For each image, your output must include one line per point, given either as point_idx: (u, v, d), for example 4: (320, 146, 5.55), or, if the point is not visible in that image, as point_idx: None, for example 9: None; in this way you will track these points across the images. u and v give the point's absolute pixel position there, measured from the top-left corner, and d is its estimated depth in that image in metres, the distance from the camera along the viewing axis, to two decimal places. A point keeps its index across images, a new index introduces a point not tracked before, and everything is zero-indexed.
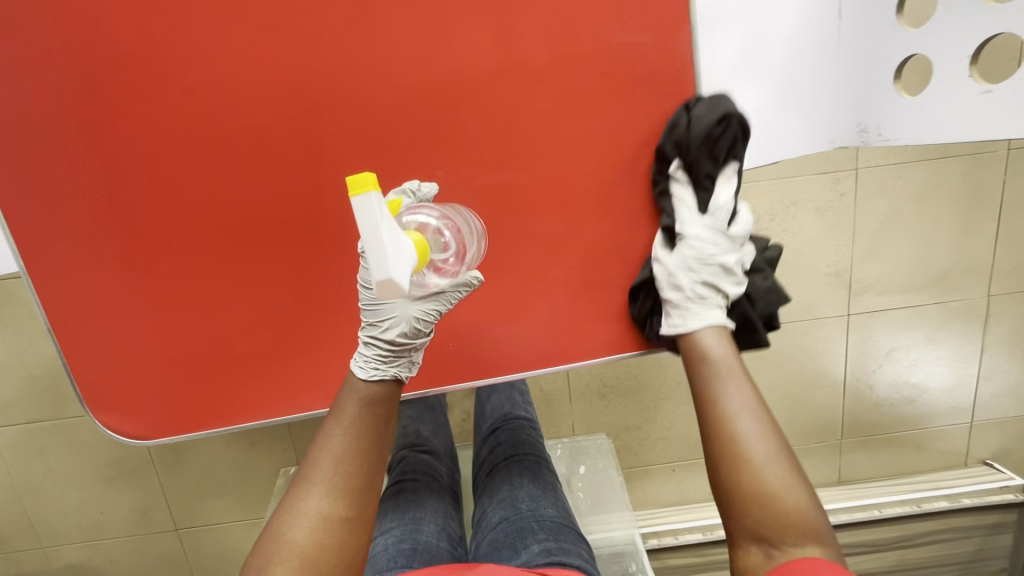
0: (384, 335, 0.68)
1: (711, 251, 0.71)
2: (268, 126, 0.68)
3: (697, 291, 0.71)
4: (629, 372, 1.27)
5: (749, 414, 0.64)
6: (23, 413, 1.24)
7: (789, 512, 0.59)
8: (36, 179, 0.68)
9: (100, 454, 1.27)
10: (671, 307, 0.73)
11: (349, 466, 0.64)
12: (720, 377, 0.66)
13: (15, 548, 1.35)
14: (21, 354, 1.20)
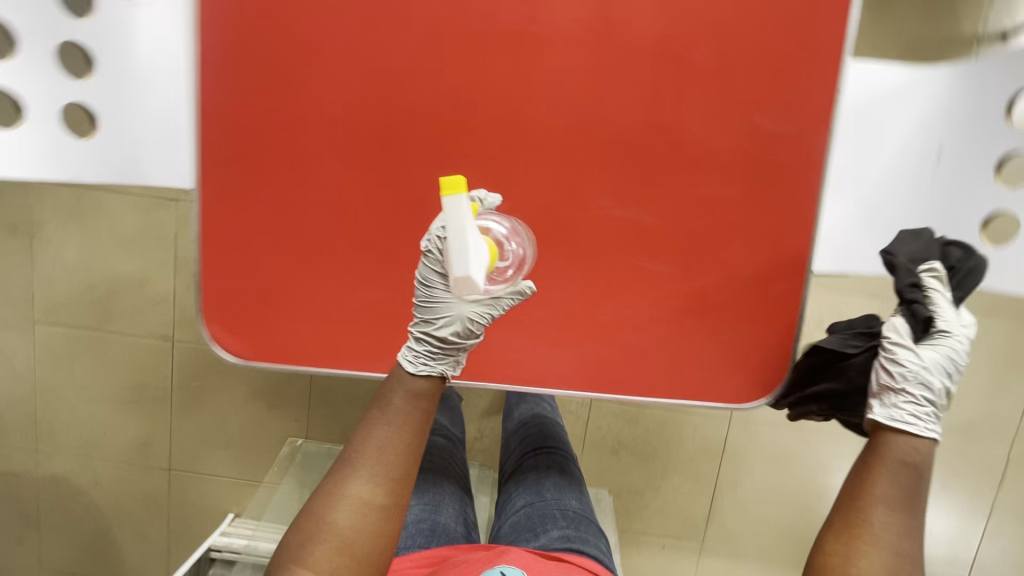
0: (436, 332, 0.68)
1: (958, 359, 0.72)
2: (453, 107, 0.75)
3: (938, 396, 0.70)
4: (645, 436, 1.30)
5: (900, 526, 0.65)
6: (69, 316, 1.28)
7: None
8: (237, 97, 0.75)
9: (125, 374, 1.30)
10: (903, 398, 0.70)
11: (392, 461, 0.67)
12: (886, 486, 0.66)
13: (7, 446, 1.34)
14: (89, 262, 1.25)
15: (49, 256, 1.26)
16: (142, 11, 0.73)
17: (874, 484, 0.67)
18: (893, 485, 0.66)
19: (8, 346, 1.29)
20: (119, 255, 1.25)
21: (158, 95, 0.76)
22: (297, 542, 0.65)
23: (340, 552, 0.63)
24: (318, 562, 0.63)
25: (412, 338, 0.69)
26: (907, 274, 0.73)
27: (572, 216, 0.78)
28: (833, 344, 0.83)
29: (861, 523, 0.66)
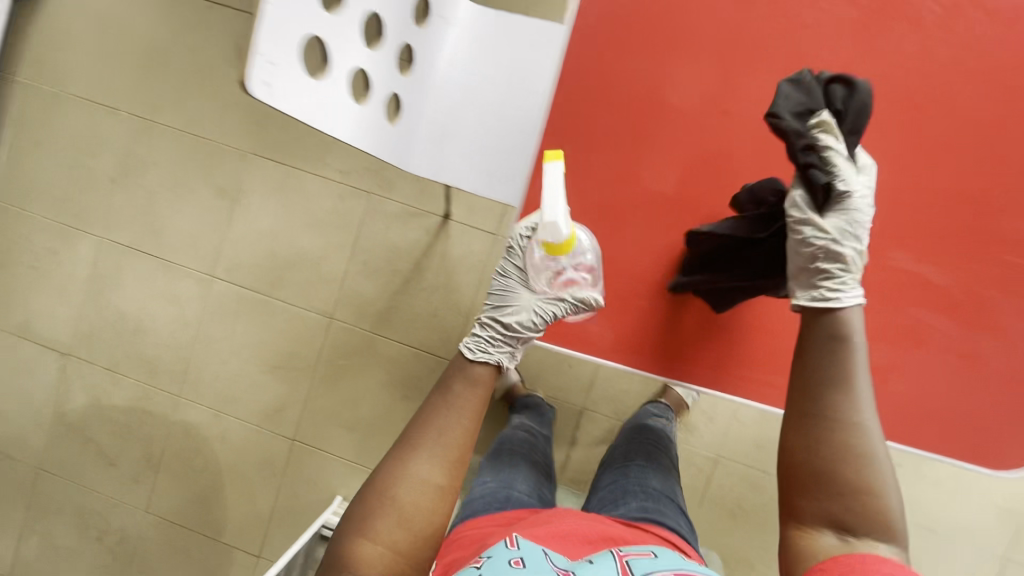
0: (502, 320, 0.79)
1: (863, 213, 0.60)
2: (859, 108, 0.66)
3: (852, 260, 0.60)
4: (767, 506, 1.27)
5: (866, 412, 0.56)
6: (245, 278, 1.39)
7: (879, 513, 0.53)
8: (608, 74, 0.75)
9: (279, 341, 1.38)
10: (824, 276, 0.60)
11: (453, 450, 0.67)
12: (843, 371, 0.57)
13: (154, 386, 1.43)
14: (278, 233, 1.38)
15: (245, 220, 1.39)
16: (450, 34, 0.90)
17: (831, 373, 0.57)
18: (831, 360, 0.57)
19: (185, 293, 1.41)
20: (306, 232, 1.37)
21: (445, 101, 0.91)
22: (358, 515, 0.64)
23: (400, 526, 0.63)
24: (382, 533, 0.62)
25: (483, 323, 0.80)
26: (798, 138, 0.60)
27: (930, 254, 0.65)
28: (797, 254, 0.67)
29: (828, 417, 0.56)
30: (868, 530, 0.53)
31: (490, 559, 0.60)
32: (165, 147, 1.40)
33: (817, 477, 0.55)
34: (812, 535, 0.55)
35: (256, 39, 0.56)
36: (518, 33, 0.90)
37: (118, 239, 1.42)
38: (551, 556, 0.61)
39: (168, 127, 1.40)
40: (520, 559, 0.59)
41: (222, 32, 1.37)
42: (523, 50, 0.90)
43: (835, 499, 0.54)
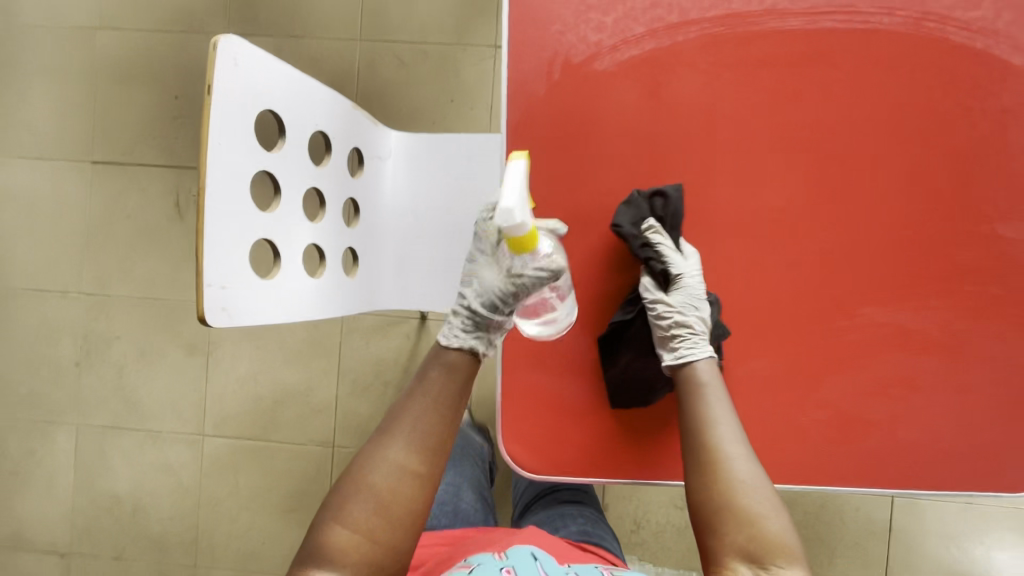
0: (468, 303, 0.66)
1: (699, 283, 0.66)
2: (818, 165, 0.64)
3: (703, 325, 0.64)
4: (809, 519, 1.26)
5: (745, 444, 0.60)
6: (236, 427, 1.35)
7: (776, 540, 0.55)
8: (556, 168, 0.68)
9: (286, 482, 1.34)
10: (676, 340, 0.65)
11: (426, 429, 0.62)
12: (715, 404, 0.61)
13: (168, 562, 1.36)
14: (259, 374, 1.35)
15: (222, 369, 1.35)
16: (388, 166, 0.91)
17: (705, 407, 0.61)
18: (708, 404, 0.61)
19: (177, 459, 1.36)
20: (287, 366, 1.34)
21: (397, 232, 0.92)
22: (333, 506, 0.60)
23: (378, 513, 0.59)
24: (356, 521, 0.58)
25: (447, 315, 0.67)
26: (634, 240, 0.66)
27: (926, 292, 0.63)
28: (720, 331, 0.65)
29: (711, 449, 0.59)
30: (772, 557, 0.55)
31: (481, 564, 0.63)
32: (123, 318, 1.37)
33: (716, 511, 0.57)
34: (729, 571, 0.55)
35: (201, 271, 0.56)
36: (454, 151, 0.92)
37: (96, 421, 1.37)
38: (543, 565, 0.63)
39: (123, 297, 1.37)
40: (511, 567, 0.62)
41: (157, 191, 1.36)
42: (462, 167, 0.92)
43: (737, 530, 0.56)
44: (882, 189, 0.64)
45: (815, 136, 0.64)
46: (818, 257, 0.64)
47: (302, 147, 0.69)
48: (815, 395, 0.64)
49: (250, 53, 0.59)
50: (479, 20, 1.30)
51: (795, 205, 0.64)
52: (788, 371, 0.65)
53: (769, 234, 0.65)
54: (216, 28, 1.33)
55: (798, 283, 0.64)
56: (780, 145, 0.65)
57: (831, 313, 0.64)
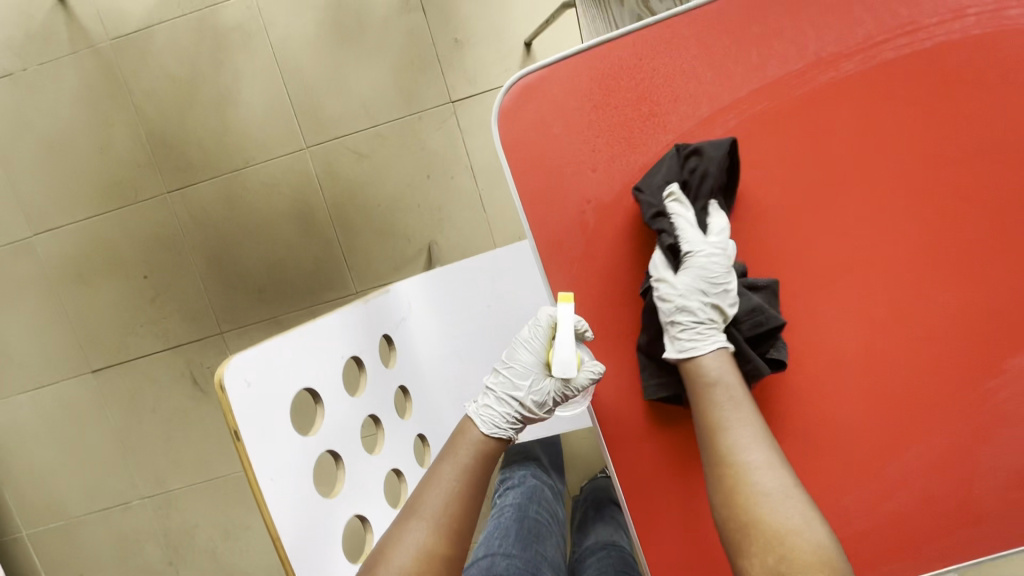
0: (522, 398, 0.65)
1: (721, 265, 0.56)
2: (919, 212, 0.56)
3: (707, 313, 0.57)
4: None
5: (773, 451, 0.51)
6: None
7: (811, 558, 0.45)
8: (627, 315, 0.60)
9: None
10: (677, 328, 0.56)
11: (456, 509, 0.57)
12: (732, 410, 0.53)
13: None
14: None
15: None
16: (415, 323, 0.81)
17: (714, 416, 0.53)
18: (722, 405, 0.53)
19: None
20: None
21: (448, 383, 0.82)
22: None
23: None
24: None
25: (495, 400, 0.66)
26: (647, 209, 0.55)
27: None
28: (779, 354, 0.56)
29: (725, 462, 0.51)
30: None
31: None
32: (188, 509, 1.31)
33: (736, 529, 0.49)
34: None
35: None
36: (476, 281, 0.82)
37: None
38: None
39: (180, 488, 1.30)
40: None
41: (168, 376, 1.27)
42: (489, 290, 0.82)
43: (764, 549, 0.47)
44: (994, 220, 0.55)
45: (902, 187, 0.55)
46: (942, 316, 0.57)
47: (341, 392, 0.61)
48: (985, 458, 0.58)
49: (260, 358, 0.50)
50: (425, 79, 1.15)
51: (901, 269, 0.57)
52: (949, 444, 0.58)
53: (881, 307, 0.57)
54: (153, 190, 1.20)
55: (928, 349, 0.57)
56: (864, 213, 0.56)
57: (975, 369, 0.57)
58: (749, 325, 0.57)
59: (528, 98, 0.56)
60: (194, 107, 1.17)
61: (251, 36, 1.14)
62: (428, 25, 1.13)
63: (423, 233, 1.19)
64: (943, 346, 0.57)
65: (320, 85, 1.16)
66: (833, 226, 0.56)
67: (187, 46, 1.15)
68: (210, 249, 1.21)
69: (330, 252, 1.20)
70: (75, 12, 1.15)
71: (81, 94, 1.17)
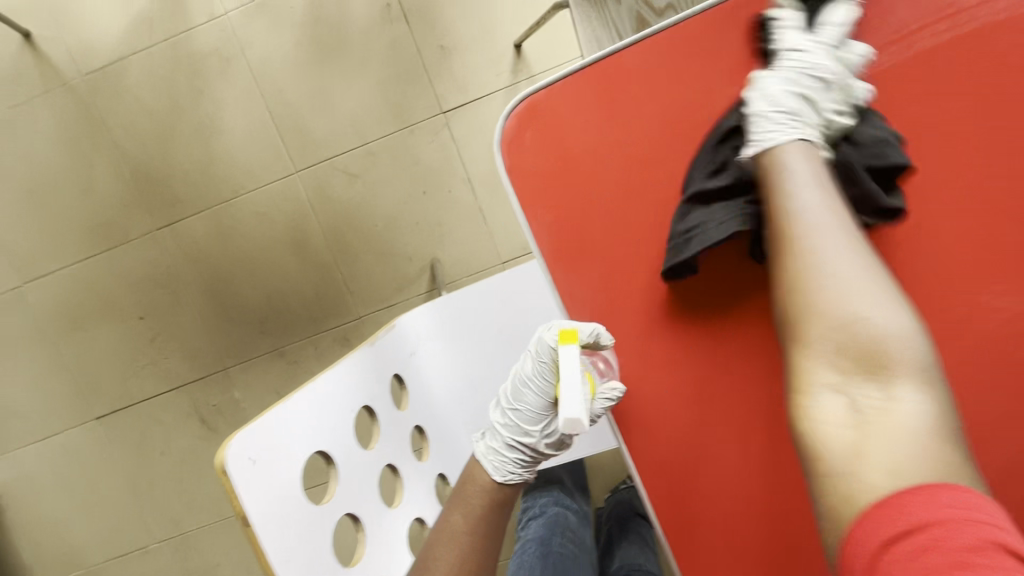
0: (533, 441, 0.60)
1: (821, 74, 0.51)
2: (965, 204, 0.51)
3: (801, 118, 0.51)
4: None
5: (853, 243, 0.46)
6: None
7: (875, 351, 0.42)
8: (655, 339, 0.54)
9: None
10: (757, 130, 0.51)
11: (474, 564, 0.53)
12: (807, 195, 0.47)
13: None
14: None
15: None
16: (424, 356, 0.77)
17: (784, 197, 0.47)
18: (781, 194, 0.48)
19: None
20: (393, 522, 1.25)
21: (462, 413, 0.78)
22: None
23: None
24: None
25: (505, 444, 0.60)
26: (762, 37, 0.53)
27: None
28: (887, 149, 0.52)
29: (787, 252, 0.47)
30: (873, 375, 0.42)
31: None
32: (207, 548, 1.28)
33: (806, 315, 0.45)
34: (806, 396, 0.44)
35: None
36: (483, 305, 0.78)
37: None
38: None
39: (196, 528, 1.27)
40: None
41: (173, 417, 1.23)
42: (500, 315, 0.77)
43: (819, 340, 0.44)
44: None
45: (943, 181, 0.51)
46: (999, 320, 0.52)
47: (355, 446, 0.57)
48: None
49: (262, 431, 0.46)
50: (414, 91, 1.10)
51: (952, 272, 0.52)
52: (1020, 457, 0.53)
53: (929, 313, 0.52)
54: (141, 228, 1.15)
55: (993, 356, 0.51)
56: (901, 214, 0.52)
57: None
58: (866, 149, 0.51)
59: (529, 125, 0.54)
60: (176, 139, 1.12)
61: (228, 60, 1.09)
62: (413, 34, 1.08)
63: (424, 249, 1.15)
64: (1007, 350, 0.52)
65: (304, 105, 1.11)
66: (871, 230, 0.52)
67: (163, 76, 1.10)
68: (206, 282, 1.17)
69: (330, 277, 1.16)
70: (44, 50, 1.11)
71: (58, 135, 1.13)
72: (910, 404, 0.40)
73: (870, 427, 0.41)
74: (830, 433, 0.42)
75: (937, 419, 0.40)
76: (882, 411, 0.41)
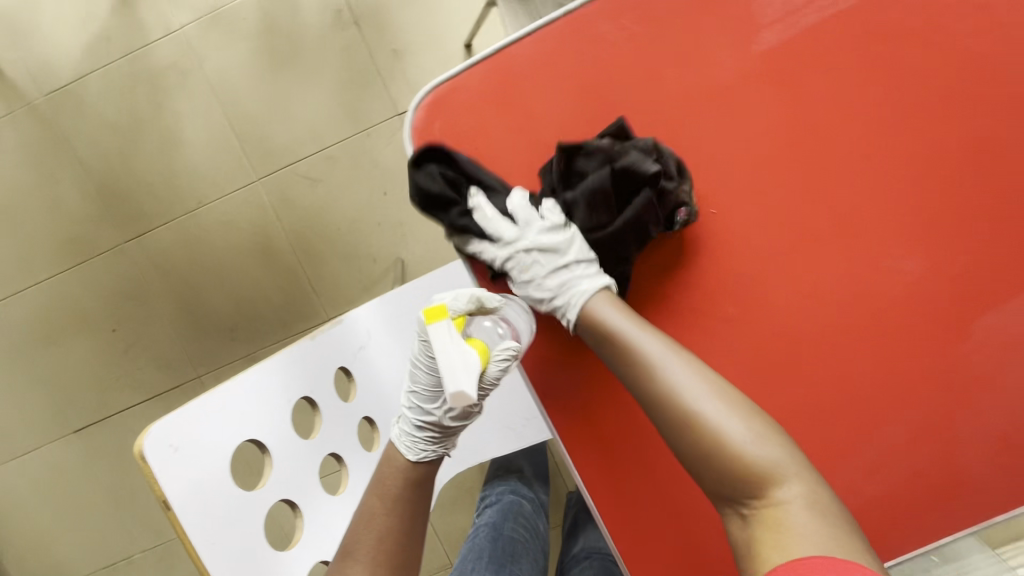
0: (436, 417, 0.59)
1: (551, 236, 0.55)
2: (860, 169, 0.53)
3: (570, 270, 0.55)
4: None
5: (698, 367, 0.49)
6: None
7: (744, 476, 0.45)
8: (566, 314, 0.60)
9: None
10: (558, 309, 0.55)
11: (393, 543, 0.54)
12: (644, 339, 0.50)
13: None
14: None
15: None
16: (372, 350, 0.77)
17: (628, 353, 0.50)
18: (631, 343, 0.50)
19: None
20: None
21: None
22: None
23: None
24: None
25: (410, 424, 0.60)
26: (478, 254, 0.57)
27: None
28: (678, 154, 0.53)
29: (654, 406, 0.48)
30: (750, 493, 0.45)
31: None
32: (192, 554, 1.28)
33: (688, 464, 0.47)
34: (728, 525, 0.47)
35: None
36: (429, 297, 0.78)
37: None
38: None
39: None
40: None
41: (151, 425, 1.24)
42: None
43: (706, 479, 0.47)
44: (945, 175, 0.52)
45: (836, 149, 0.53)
46: (901, 283, 0.53)
47: (292, 435, 0.59)
48: (965, 428, 0.55)
49: (186, 418, 0.49)
50: (368, 94, 1.12)
51: (849, 242, 0.54)
52: (923, 414, 0.55)
53: (829, 278, 0.54)
54: (109, 241, 1.17)
55: (892, 320, 0.54)
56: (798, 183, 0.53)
57: (943, 336, 0.54)
58: (628, 230, 0.54)
59: (436, 114, 0.54)
60: (138, 153, 1.14)
61: (186, 73, 1.12)
62: (365, 39, 1.10)
63: (387, 249, 1.17)
64: (902, 313, 0.54)
65: (262, 114, 1.13)
66: (768, 200, 0.54)
67: (123, 92, 1.13)
68: (174, 291, 1.19)
69: (296, 281, 1.18)
70: (6, 73, 1.13)
71: (25, 155, 1.15)
72: (785, 510, 0.43)
73: (766, 545, 0.43)
74: (746, 560, 0.45)
75: (811, 511, 0.43)
76: (767, 528, 0.44)
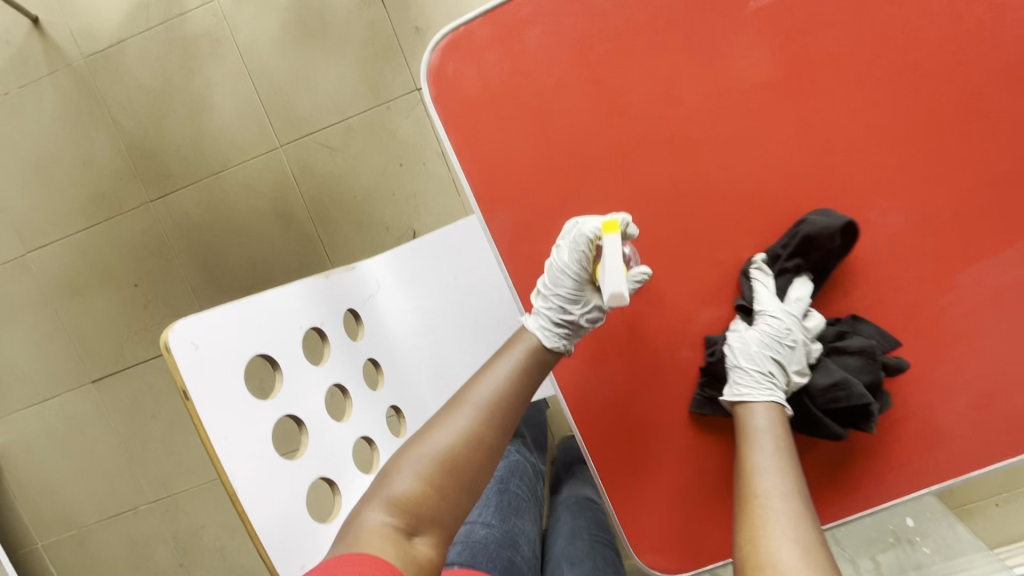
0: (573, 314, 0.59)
1: (789, 342, 0.58)
2: (851, 125, 0.55)
3: (776, 374, 0.58)
4: None
5: (808, 513, 0.48)
6: None
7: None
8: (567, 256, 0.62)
9: None
10: (739, 378, 0.58)
11: (515, 394, 0.59)
12: (769, 458, 0.53)
13: None
14: None
15: None
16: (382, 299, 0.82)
17: (749, 453, 0.54)
18: (768, 456, 0.53)
19: None
20: None
21: (422, 357, 0.82)
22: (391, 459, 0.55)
23: (446, 469, 0.53)
24: (423, 477, 0.52)
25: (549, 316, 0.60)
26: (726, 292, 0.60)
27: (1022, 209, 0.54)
28: (712, 99, 0.56)
29: (753, 502, 0.50)
30: None
31: None
32: (197, 508, 1.32)
33: (757, 553, 0.46)
34: None
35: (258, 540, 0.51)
36: (441, 252, 0.83)
37: None
38: None
39: (185, 489, 1.32)
40: None
41: (167, 380, 1.29)
42: (456, 262, 0.83)
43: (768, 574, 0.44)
44: (932, 135, 0.55)
45: (829, 105, 0.55)
46: (884, 235, 0.56)
47: (302, 358, 0.63)
48: (940, 379, 0.57)
49: (208, 323, 0.52)
50: (389, 69, 1.17)
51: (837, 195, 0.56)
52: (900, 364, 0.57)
53: None
54: (137, 200, 1.23)
55: (870, 271, 0.57)
56: (791, 137, 0.56)
57: (923, 289, 0.56)
58: (826, 397, 0.57)
59: (453, 58, 0.58)
60: (169, 116, 1.20)
61: (218, 42, 1.18)
62: (389, 16, 1.15)
63: (400, 220, 1.21)
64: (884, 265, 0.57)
65: (288, 84, 1.18)
66: (763, 150, 0.57)
67: (158, 58, 1.19)
68: (195, 250, 1.24)
69: (311, 247, 1.22)
70: (51, 34, 1.20)
71: (62, 113, 1.22)
72: None
73: None
74: None
75: None
76: None
